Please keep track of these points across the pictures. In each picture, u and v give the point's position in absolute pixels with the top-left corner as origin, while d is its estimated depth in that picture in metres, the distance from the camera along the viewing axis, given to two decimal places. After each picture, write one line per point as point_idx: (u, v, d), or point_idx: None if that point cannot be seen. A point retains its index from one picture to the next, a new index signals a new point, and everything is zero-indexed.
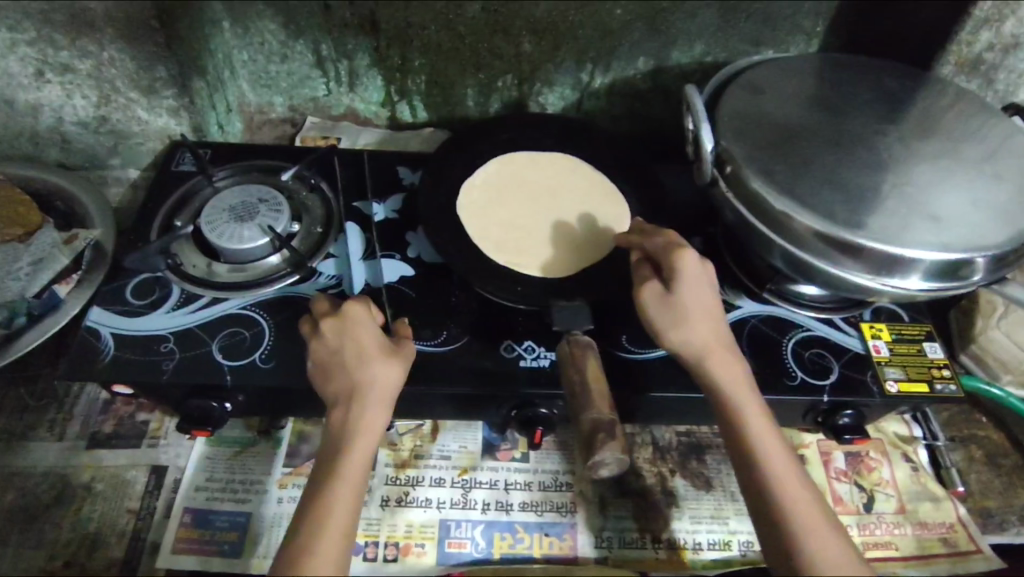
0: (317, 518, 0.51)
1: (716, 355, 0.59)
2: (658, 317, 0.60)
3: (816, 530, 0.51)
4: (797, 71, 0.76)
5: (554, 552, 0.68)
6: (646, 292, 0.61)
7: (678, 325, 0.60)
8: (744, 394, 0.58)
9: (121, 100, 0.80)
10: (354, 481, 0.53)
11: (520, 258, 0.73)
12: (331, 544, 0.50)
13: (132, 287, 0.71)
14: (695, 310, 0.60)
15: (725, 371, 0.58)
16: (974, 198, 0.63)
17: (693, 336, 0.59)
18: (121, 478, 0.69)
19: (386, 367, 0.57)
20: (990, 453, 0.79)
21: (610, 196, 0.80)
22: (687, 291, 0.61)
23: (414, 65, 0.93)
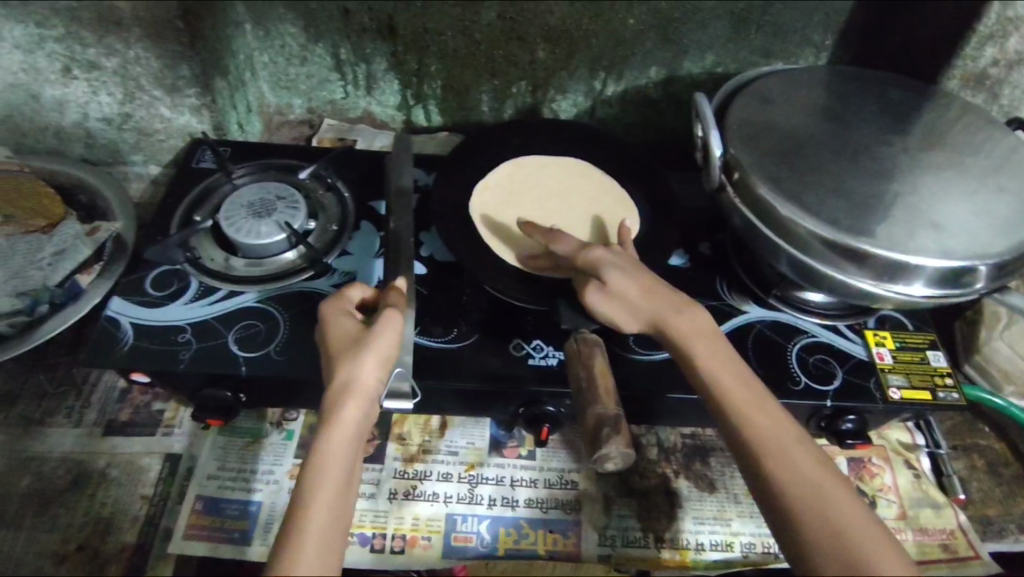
0: (298, 509, 0.47)
1: (674, 313, 0.59)
2: (611, 308, 0.62)
3: (793, 460, 0.50)
4: (805, 82, 0.78)
5: (558, 549, 0.69)
6: (589, 295, 0.63)
7: (630, 306, 0.61)
8: (705, 344, 0.57)
9: (146, 98, 0.82)
10: (335, 479, 0.49)
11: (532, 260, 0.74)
12: (318, 541, 0.46)
13: (151, 279, 0.73)
14: (639, 284, 0.61)
15: (686, 325, 0.58)
16: (976, 208, 0.64)
17: (644, 306, 0.60)
18: (136, 465, 0.70)
19: (362, 356, 0.54)
20: (991, 462, 0.80)
21: (621, 202, 0.82)
22: (622, 275, 0.62)
23: (430, 70, 0.95)
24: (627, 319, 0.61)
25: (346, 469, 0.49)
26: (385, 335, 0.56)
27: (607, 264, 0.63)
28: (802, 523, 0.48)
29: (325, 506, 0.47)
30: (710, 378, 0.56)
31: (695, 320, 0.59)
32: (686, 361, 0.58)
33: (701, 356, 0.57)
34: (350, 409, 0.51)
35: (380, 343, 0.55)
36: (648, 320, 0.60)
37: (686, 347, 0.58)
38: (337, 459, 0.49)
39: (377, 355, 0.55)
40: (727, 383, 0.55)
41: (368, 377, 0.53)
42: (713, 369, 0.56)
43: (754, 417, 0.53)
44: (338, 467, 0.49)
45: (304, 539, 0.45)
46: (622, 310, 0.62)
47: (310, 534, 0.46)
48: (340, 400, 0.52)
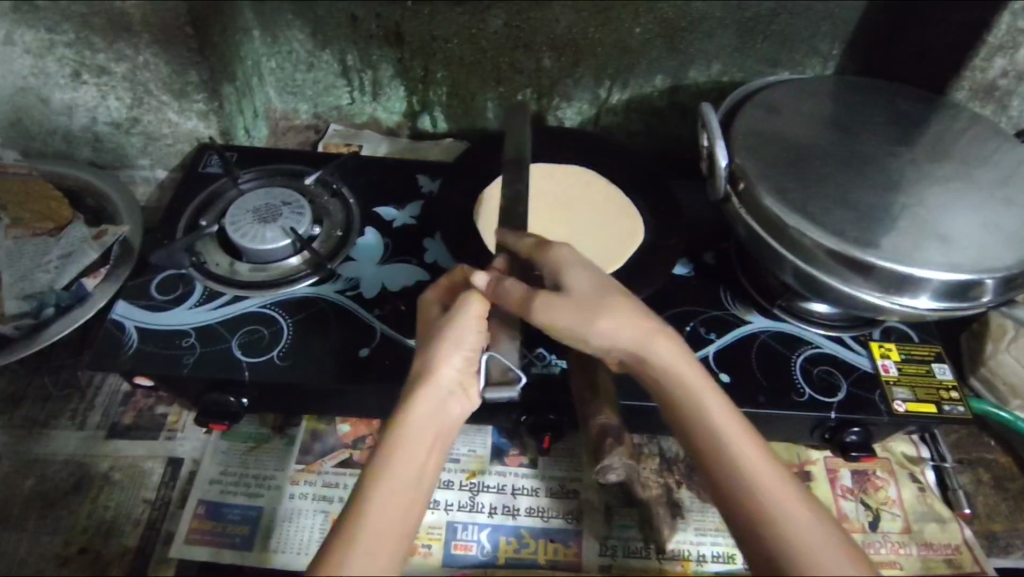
0: (352, 509, 0.48)
1: (645, 335, 0.55)
2: (564, 315, 0.55)
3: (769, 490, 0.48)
4: (812, 92, 0.77)
5: (559, 559, 0.68)
6: (539, 297, 0.55)
7: (586, 312, 0.55)
8: (688, 369, 0.54)
9: (154, 103, 0.82)
10: (402, 474, 0.49)
11: None
12: (379, 535, 0.46)
13: (157, 283, 0.73)
14: (597, 289, 0.57)
15: (666, 349, 0.55)
16: (983, 221, 0.64)
17: (605, 319, 0.55)
18: (138, 469, 0.70)
19: (443, 353, 0.55)
20: (997, 476, 0.79)
21: (628, 211, 0.81)
22: (577, 277, 0.57)
23: (436, 77, 0.95)
24: (579, 330, 0.55)
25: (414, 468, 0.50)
26: (466, 326, 0.56)
27: (570, 267, 0.58)
28: (783, 555, 0.46)
29: (384, 506, 0.47)
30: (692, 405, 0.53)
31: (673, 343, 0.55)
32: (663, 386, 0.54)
33: (689, 382, 0.54)
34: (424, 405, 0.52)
35: (465, 338, 0.55)
36: (613, 337, 0.55)
37: (669, 372, 0.54)
38: (405, 455, 0.50)
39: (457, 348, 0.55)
40: (712, 411, 0.52)
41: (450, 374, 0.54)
42: (697, 395, 0.53)
43: (738, 446, 0.50)
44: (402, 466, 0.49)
45: (358, 536, 0.46)
46: (575, 319, 0.55)
47: (366, 531, 0.46)
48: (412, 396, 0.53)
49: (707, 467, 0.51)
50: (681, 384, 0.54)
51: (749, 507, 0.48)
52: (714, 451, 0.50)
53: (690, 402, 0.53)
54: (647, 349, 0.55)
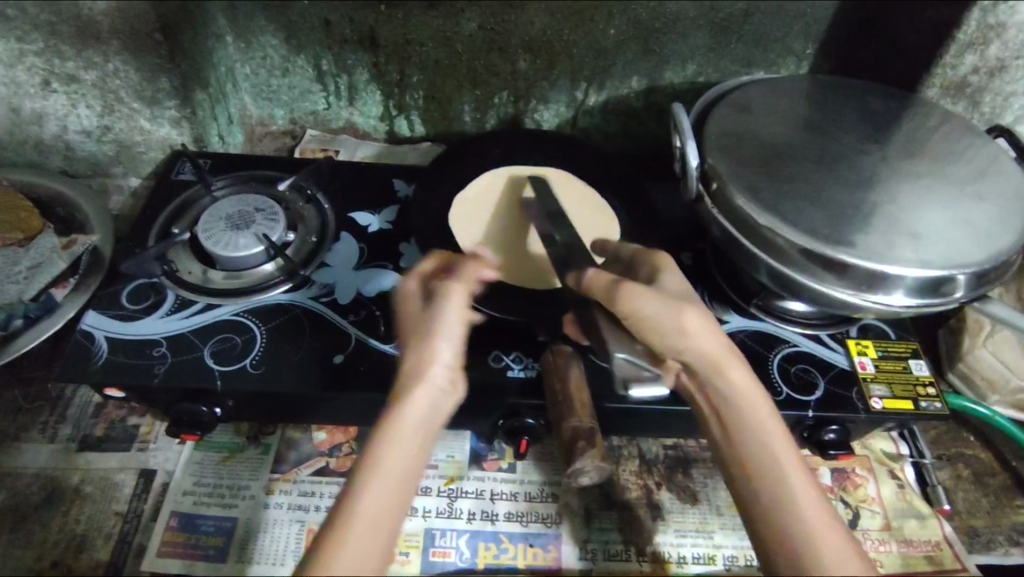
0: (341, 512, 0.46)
1: (719, 354, 0.55)
2: (648, 304, 0.56)
3: (816, 524, 0.49)
4: (785, 92, 0.78)
5: (539, 564, 0.68)
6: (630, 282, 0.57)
7: (669, 308, 0.56)
8: (756, 396, 0.55)
9: (125, 110, 0.82)
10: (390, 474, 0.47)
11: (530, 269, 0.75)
12: (363, 540, 0.45)
13: (128, 292, 0.72)
14: (686, 293, 0.58)
15: (738, 373, 0.55)
16: (954, 217, 0.64)
17: (690, 320, 0.55)
18: (110, 481, 0.69)
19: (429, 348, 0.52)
20: (977, 472, 0.79)
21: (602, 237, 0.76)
22: (671, 280, 0.60)
23: (412, 81, 0.95)
24: (661, 323, 0.55)
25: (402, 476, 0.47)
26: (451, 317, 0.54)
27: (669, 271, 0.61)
28: None
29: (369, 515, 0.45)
30: (753, 430, 0.53)
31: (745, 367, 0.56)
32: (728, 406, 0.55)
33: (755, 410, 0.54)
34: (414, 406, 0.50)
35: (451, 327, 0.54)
36: (688, 344, 0.55)
37: (737, 395, 0.55)
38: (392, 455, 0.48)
39: (441, 341, 0.52)
40: (772, 441, 0.53)
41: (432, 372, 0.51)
42: (759, 422, 0.54)
43: (793, 480, 0.51)
44: (392, 475, 0.47)
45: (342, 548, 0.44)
46: (658, 312, 0.55)
47: (351, 540, 0.44)
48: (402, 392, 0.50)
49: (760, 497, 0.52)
50: (747, 410, 0.54)
51: (799, 544, 0.49)
52: (769, 479, 0.51)
53: (755, 428, 0.53)
54: (722, 368, 0.55)
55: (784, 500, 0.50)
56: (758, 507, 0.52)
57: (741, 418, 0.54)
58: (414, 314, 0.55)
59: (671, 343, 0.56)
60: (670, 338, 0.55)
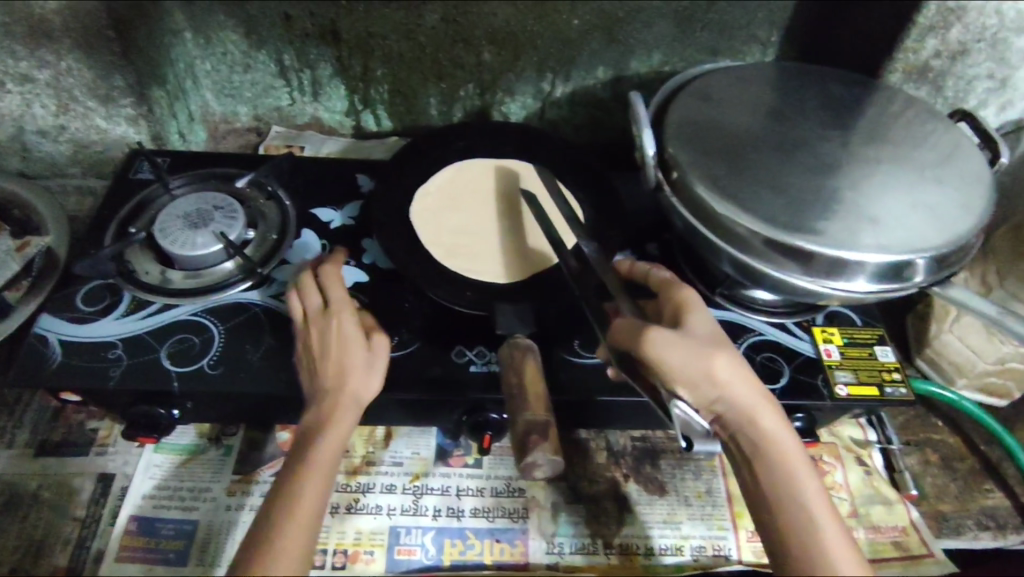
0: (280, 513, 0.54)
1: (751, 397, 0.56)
2: (675, 352, 0.55)
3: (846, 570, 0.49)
4: (747, 80, 0.77)
5: (505, 559, 0.67)
6: (656, 330, 0.56)
7: (698, 355, 0.56)
8: (788, 440, 0.55)
9: (80, 109, 0.80)
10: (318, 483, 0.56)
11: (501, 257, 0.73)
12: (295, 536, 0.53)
13: (83, 293, 0.71)
14: (716, 336, 0.58)
15: (771, 418, 0.56)
16: (913, 201, 0.64)
17: (718, 366, 0.56)
18: (68, 486, 0.68)
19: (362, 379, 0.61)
20: (946, 456, 0.79)
21: (540, 254, 0.74)
22: (699, 321, 0.59)
23: (376, 74, 0.93)
24: (689, 371, 0.55)
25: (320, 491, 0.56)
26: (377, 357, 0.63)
27: (696, 307, 0.61)
28: None
29: (303, 522, 0.54)
30: (790, 478, 0.53)
31: (775, 410, 0.57)
32: (762, 449, 0.55)
33: (787, 454, 0.54)
34: (336, 430, 0.59)
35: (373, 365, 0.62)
36: (719, 389, 0.56)
37: (769, 438, 0.55)
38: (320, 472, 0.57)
39: (366, 382, 0.61)
40: (807, 486, 0.53)
41: (349, 403, 0.60)
42: (791, 466, 0.54)
43: (824, 527, 0.51)
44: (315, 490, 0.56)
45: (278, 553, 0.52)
46: (687, 360, 0.55)
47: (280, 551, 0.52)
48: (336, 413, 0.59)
49: (789, 541, 0.52)
50: (778, 453, 0.54)
51: None
52: (796, 521, 0.52)
53: (789, 472, 0.54)
54: (755, 412, 0.56)
55: (814, 544, 0.51)
56: (782, 550, 0.52)
57: (774, 462, 0.54)
58: (342, 346, 0.62)
59: (699, 388, 0.56)
60: (700, 384, 0.56)
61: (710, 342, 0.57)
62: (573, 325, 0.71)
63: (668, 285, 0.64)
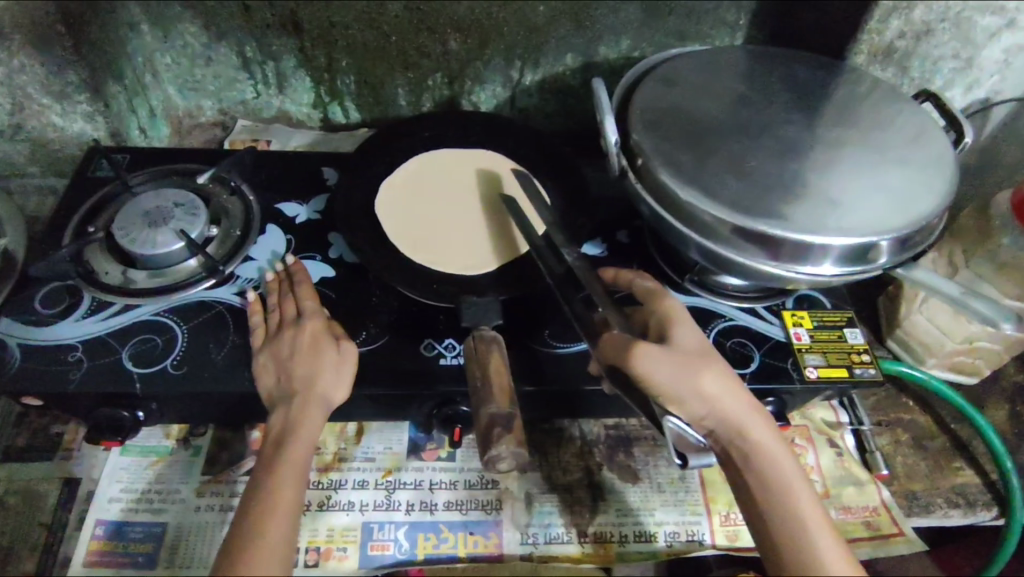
0: (257, 515, 0.55)
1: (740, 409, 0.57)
2: (662, 367, 0.56)
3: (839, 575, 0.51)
4: (712, 64, 0.76)
5: (479, 551, 0.67)
6: (644, 346, 0.56)
7: (686, 372, 0.56)
8: (780, 451, 0.56)
9: (35, 107, 0.78)
10: (293, 483, 0.57)
11: (471, 249, 0.72)
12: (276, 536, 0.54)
13: (42, 295, 0.70)
14: (703, 349, 0.59)
15: (764, 429, 0.57)
16: (876, 183, 0.64)
17: (706, 382, 0.57)
18: (33, 492, 0.67)
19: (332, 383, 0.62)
20: (917, 436, 0.79)
21: (493, 254, 0.72)
22: (686, 335, 0.60)
23: (341, 65, 0.92)
24: (678, 386, 0.56)
25: (294, 494, 0.57)
26: (345, 363, 0.64)
27: (681, 320, 0.61)
28: None
29: (281, 524, 0.55)
30: (782, 489, 0.55)
31: (767, 421, 0.58)
32: (755, 462, 0.56)
33: (779, 466, 0.56)
34: (306, 433, 0.60)
35: (342, 368, 0.63)
36: (709, 404, 0.56)
37: (761, 450, 0.56)
38: (291, 474, 0.57)
39: (335, 384, 0.62)
40: (799, 494, 0.55)
41: (317, 403, 0.61)
42: (784, 478, 0.55)
43: (817, 534, 0.53)
44: (288, 493, 0.56)
45: (256, 554, 0.53)
46: (674, 377, 0.56)
47: (261, 550, 0.53)
48: (304, 415, 0.60)
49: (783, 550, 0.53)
50: (770, 463, 0.56)
51: None
52: (790, 530, 0.53)
53: (781, 484, 0.55)
54: (747, 425, 0.57)
55: (807, 550, 0.52)
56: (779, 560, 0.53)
57: (767, 475, 0.55)
58: (311, 349, 0.63)
59: (689, 402, 0.57)
60: (690, 399, 0.56)
61: (698, 356, 0.58)
62: (543, 315, 0.71)
63: (656, 294, 0.64)
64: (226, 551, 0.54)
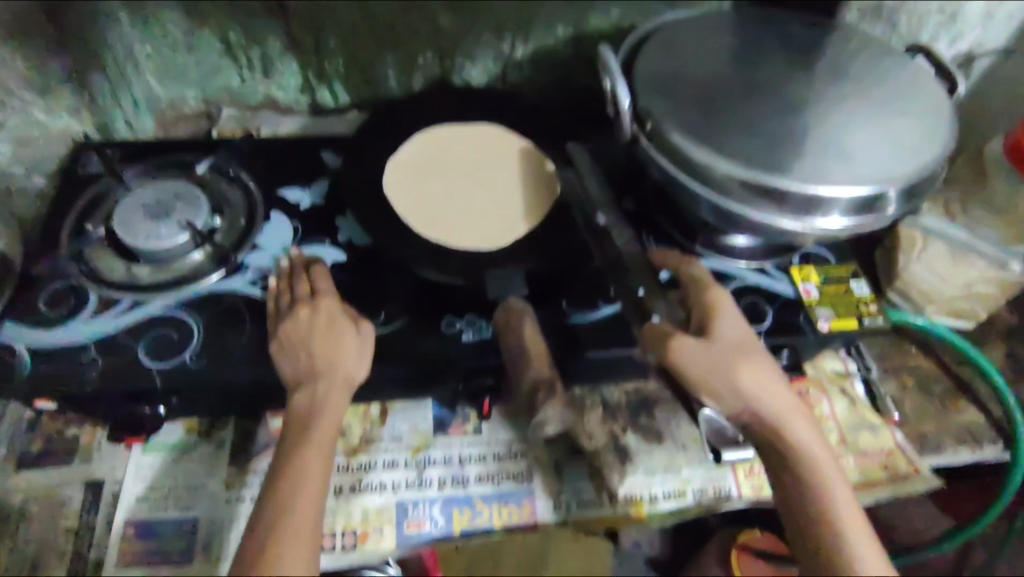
0: (284, 495, 0.54)
1: (778, 403, 0.57)
2: (700, 361, 0.56)
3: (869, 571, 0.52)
4: (707, 26, 0.77)
5: (514, 521, 0.68)
6: (682, 340, 0.56)
7: (722, 365, 0.57)
8: (817, 443, 0.57)
9: (17, 103, 0.75)
10: (319, 464, 0.57)
11: (496, 225, 0.72)
12: (303, 520, 0.54)
13: (46, 296, 0.67)
14: (741, 341, 0.59)
15: (801, 421, 0.58)
16: (882, 135, 0.65)
17: (743, 374, 0.57)
18: (55, 497, 0.65)
19: (354, 364, 0.61)
20: (921, 379, 0.82)
21: (506, 229, 0.71)
22: (727, 326, 0.60)
23: (329, 47, 0.90)
24: (715, 381, 0.56)
25: (322, 477, 0.57)
26: (364, 344, 0.63)
27: (726, 309, 0.61)
28: None
29: (307, 507, 0.54)
30: (818, 481, 0.55)
31: (804, 412, 0.58)
32: (792, 454, 0.56)
33: (816, 458, 0.56)
34: (331, 413, 0.59)
35: (364, 350, 0.62)
36: (747, 398, 0.57)
37: (799, 441, 0.57)
38: (316, 455, 0.57)
39: (358, 362, 0.61)
40: (834, 489, 0.55)
41: (341, 384, 0.60)
42: (821, 470, 0.56)
43: (849, 530, 0.54)
44: (316, 475, 0.56)
45: (288, 536, 0.52)
46: (712, 372, 0.56)
47: (289, 534, 0.53)
48: (329, 395, 0.59)
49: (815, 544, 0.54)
50: (809, 458, 0.56)
51: None
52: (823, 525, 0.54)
53: (818, 477, 0.56)
54: (786, 418, 0.57)
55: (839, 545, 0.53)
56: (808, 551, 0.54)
57: (804, 468, 0.56)
58: (330, 331, 0.62)
59: (725, 396, 0.57)
60: (726, 393, 0.57)
61: (735, 348, 0.58)
62: (561, 286, 0.71)
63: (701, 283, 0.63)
64: (253, 532, 0.53)
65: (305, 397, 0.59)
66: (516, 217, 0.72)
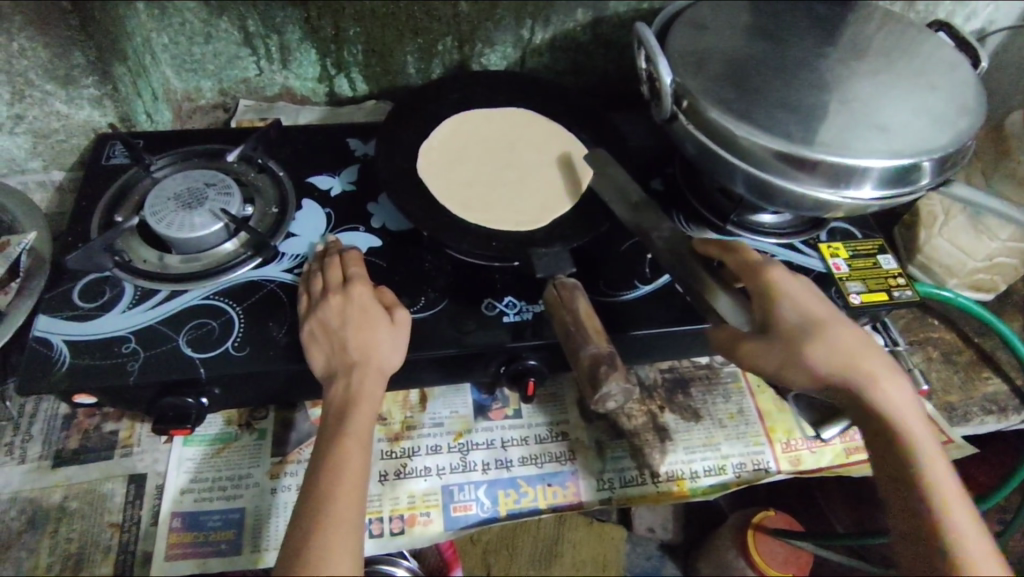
0: (320, 488, 0.54)
1: (861, 375, 0.57)
2: (768, 360, 0.59)
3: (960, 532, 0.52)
4: (734, 7, 0.77)
5: (559, 501, 0.68)
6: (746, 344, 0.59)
7: (792, 353, 0.58)
8: (911, 413, 0.56)
9: (37, 94, 0.73)
10: (359, 457, 0.56)
11: (534, 207, 0.72)
12: (345, 509, 0.53)
13: (79, 289, 0.66)
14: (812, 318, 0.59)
15: (893, 389, 0.57)
16: (914, 108, 0.66)
17: (817, 354, 0.57)
18: (97, 493, 0.64)
19: (388, 354, 0.61)
20: (946, 351, 0.83)
21: (544, 209, 0.72)
22: (792, 307, 0.59)
23: (349, 34, 0.89)
24: (791, 372, 0.58)
25: (361, 469, 0.56)
26: (395, 335, 0.62)
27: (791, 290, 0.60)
28: None
29: (347, 498, 0.54)
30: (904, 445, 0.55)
31: (899, 380, 0.57)
32: (883, 426, 0.56)
33: (907, 428, 0.56)
34: (367, 402, 0.58)
35: (397, 342, 0.62)
36: (827, 379, 0.57)
37: (891, 416, 0.56)
38: (355, 446, 0.56)
39: (391, 350, 0.61)
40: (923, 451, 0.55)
41: (375, 373, 0.60)
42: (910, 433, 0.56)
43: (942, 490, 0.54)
44: (355, 464, 0.56)
45: (328, 526, 0.52)
46: (783, 363, 0.58)
47: (328, 526, 0.52)
48: (363, 383, 0.59)
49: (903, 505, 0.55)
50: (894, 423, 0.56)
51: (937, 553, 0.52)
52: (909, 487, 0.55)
53: (909, 451, 0.55)
54: (873, 390, 0.56)
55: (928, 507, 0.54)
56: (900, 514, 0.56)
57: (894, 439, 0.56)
58: (362, 321, 0.61)
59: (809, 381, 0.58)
60: (805, 380, 0.58)
61: (807, 332, 0.58)
62: (598, 266, 0.72)
63: (749, 272, 0.62)
64: (294, 525, 0.53)
65: (336, 388, 0.59)
66: (551, 199, 0.73)
